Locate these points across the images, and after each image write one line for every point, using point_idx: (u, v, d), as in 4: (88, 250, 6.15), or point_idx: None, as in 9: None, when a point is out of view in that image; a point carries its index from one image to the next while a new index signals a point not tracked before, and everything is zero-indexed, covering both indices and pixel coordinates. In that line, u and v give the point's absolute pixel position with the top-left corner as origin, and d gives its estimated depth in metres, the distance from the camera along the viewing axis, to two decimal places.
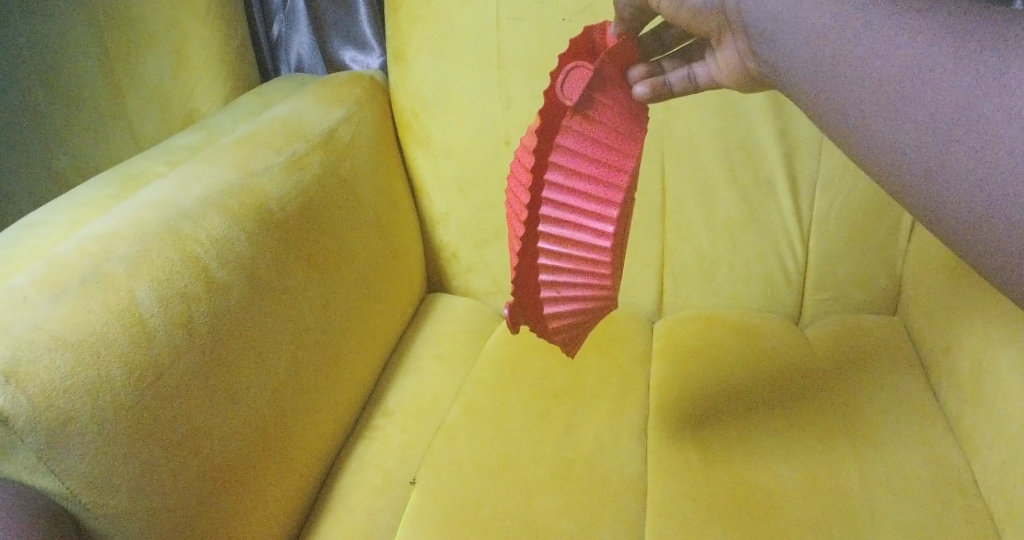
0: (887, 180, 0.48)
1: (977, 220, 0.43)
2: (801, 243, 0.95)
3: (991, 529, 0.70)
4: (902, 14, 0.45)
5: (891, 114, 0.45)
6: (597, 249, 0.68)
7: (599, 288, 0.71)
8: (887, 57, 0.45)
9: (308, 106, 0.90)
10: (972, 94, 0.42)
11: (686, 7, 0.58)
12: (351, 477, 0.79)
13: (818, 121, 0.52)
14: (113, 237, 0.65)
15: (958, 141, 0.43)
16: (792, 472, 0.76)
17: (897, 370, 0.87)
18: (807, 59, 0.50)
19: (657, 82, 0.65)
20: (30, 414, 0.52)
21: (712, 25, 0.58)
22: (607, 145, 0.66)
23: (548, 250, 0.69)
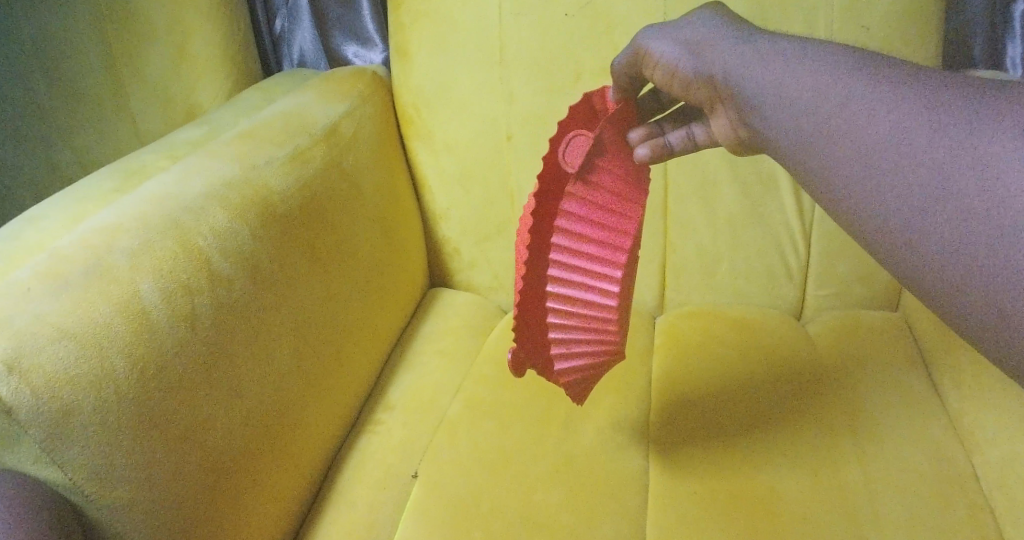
0: (874, 247, 0.48)
1: (957, 287, 0.43)
2: (803, 239, 0.95)
3: (992, 526, 0.71)
4: (883, 90, 0.48)
5: (871, 184, 0.47)
6: (604, 307, 0.70)
7: (606, 341, 0.72)
8: (866, 132, 0.48)
9: (310, 101, 0.90)
10: (943, 164, 0.44)
11: (678, 79, 0.63)
12: (353, 470, 0.79)
13: (810, 190, 0.54)
14: (116, 230, 0.65)
15: (937, 208, 0.44)
16: (794, 468, 0.76)
17: (898, 364, 0.87)
18: (797, 130, 0.53)
19: (657, 144, 0.68)
20: (34, 405, 0.53)
21: (705, 93, 0.62)
22: (610, 208, 0.67)
23: (556, 307, 0.71)
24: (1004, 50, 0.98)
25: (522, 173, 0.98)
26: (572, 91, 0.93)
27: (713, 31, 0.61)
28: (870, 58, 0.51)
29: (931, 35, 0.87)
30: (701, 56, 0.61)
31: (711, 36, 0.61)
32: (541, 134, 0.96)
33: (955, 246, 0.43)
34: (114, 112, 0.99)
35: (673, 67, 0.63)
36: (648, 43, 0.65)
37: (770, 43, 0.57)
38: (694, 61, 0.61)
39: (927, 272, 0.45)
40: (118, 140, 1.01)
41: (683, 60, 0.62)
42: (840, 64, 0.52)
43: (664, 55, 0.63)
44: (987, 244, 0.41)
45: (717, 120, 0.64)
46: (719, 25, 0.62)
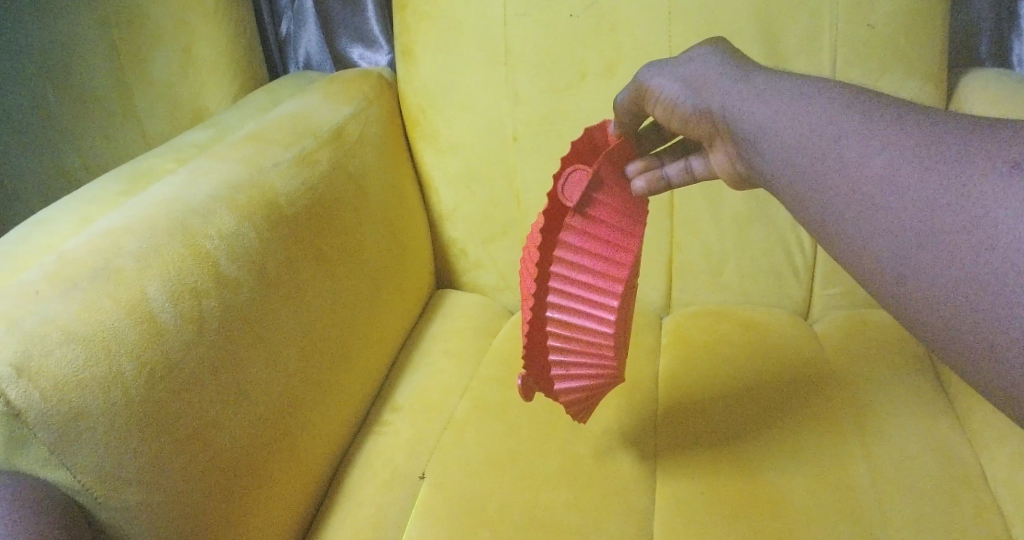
0: (866, 281, 0.48)
1: (951, 324, 0.43)
2: (810, 237, 0.95)
3: (1002, 525, 0.70)
4: (874, 127, 0.48)
5: (864, 221, 0.47)
6: (601, 334, 0.70)
7: (604, 366, 0.72)
8: (859, 170, 0.48)
9: (316, 103, 0.91)
10: (937, 203, 0.44)
11: (678, 115, 0.64)
12: (361, 471, 0.79)
13: (803, 225, 0.53)
14: (124, 233, 0.66)
15: (929, 246, 0.44)
16: (802, 468, 0.76)
17: (907, 363, 0.87)
18: (790, 166, 0.53)
19: (654, 176, 0.68)
20: (43, 407, 0.53)
21: (704, 129, 0.63)
22: (608, 240, 0.68)
23: (555, 333, 0.71)
24: (1010, 47, 0.97)
25: (528, 174, 0.98)
26: (577, 91, 0.93)
27: (709, 67, 0.62)
28: (863, 95, 0.51)
29: (937, 32, 0.87)
30: (699, 92, 0.61)
31: (707, 72, 0.62)
32: (547, 134, 0.96)
33: (949, 284, 0.43)
34: (122, 115, 1.00)
35: (672, 103, 0.64)
36: (649, 79, 0.65)
37: (766, 80, 0.57)
38: (692, 98, 0.62)
39: (922, 308, 0.45)
40: (126, 143, 1.01)
41: (682, 96, 0.63)
42: (833, 101, 0.51)
43: (664, 91, 0.64)
44: (980, 285, 0.42)
45: (715, 154, 0.65)
46: (716, 61, 0.62)
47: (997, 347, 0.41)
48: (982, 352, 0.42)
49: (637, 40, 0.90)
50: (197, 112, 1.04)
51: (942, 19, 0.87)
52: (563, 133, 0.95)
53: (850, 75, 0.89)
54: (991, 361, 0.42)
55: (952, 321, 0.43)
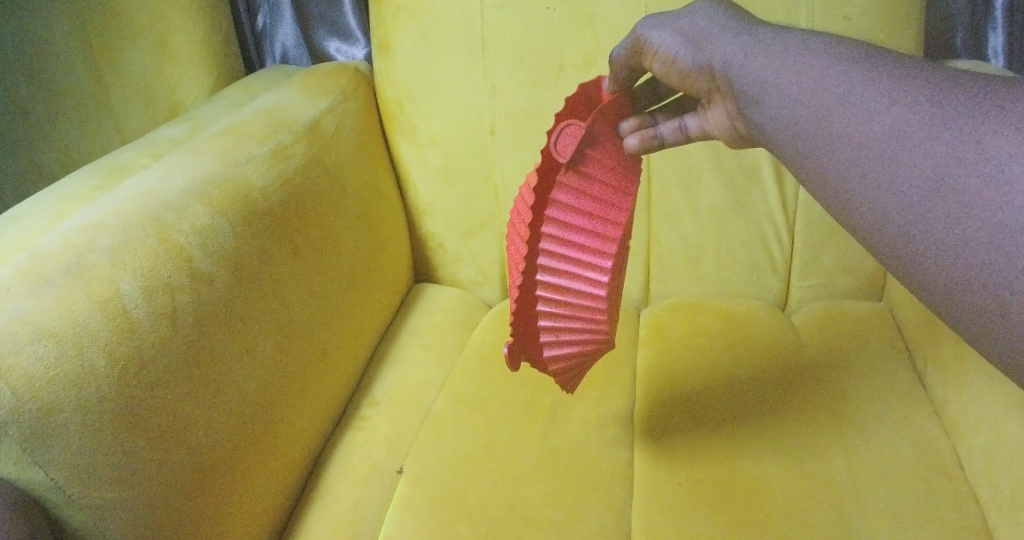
0: (868, 241, 0.49)
1: (954, 286, 0.43)
2: (787, 230, 0.96)
3: (976, 513, 0.71)
4: (881, 84, 0.49)
5: (868, 179, 0.48)
6: (593, 298, 0.70)
7: (595, 332, 0.72)
8: (867, 126, 0.48)
9: (292, 97, 0.90)
10: (944, 159, 0.44)
11: (676, 69, 0.64)
12: (339, 466, 0.79)
13: (806, 186, 0.54)
14: (97, 229, 0.65)
15: (934, 205, 0.44)
16: (780, 458, 0.76)
17: (882, 354, 0.87)
18: (795, 122, 0.54)
19: (648, 135, 0.68)
20: (14, 406, 0.53)
21: (702, 84, 0.63)
22: (601, 198, 0.68)
23: (546, 297, 0.71)
24: (986, 40, 0.98)
25: (506, 167, 0.98)
26: (555, 84, 0.93)
27: (712, 24, 0.62)
28: (870, 54, 0.52)
29: (912, 25, 0.87)
30: (700, 49, 0.62)
31: (709, 28, 0.62)
32: (525, 128, 0.96)
33: (955, 245, 0.43)
34: (96, 112, 0.99)
35: (671, 58, 0.63)
36: (647, 33, 0.65)
37: (770, 39, 0.58)
38: (693, 52, 0.62)
39: (924, 270, 0.45)
40: (100, 140, 1.00)
41: (682, 51, 0.63)
42: (839, 59, 0.52)
43: (663, 45, 0.64)
44: (986, 244, 0.41)
45: (715, 111, 0.65)
46: (718, 18, 0.62)
47: (1004, 307, 0.41)
48: (988, 315, 0.42)
49: (613, 33, 0.90)
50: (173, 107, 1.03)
51: (917, 12, 0.87)
52: (541, 126, 0.95)
53: None
54: (999, 322, 0.42)
55: (954, 284, 0.43)
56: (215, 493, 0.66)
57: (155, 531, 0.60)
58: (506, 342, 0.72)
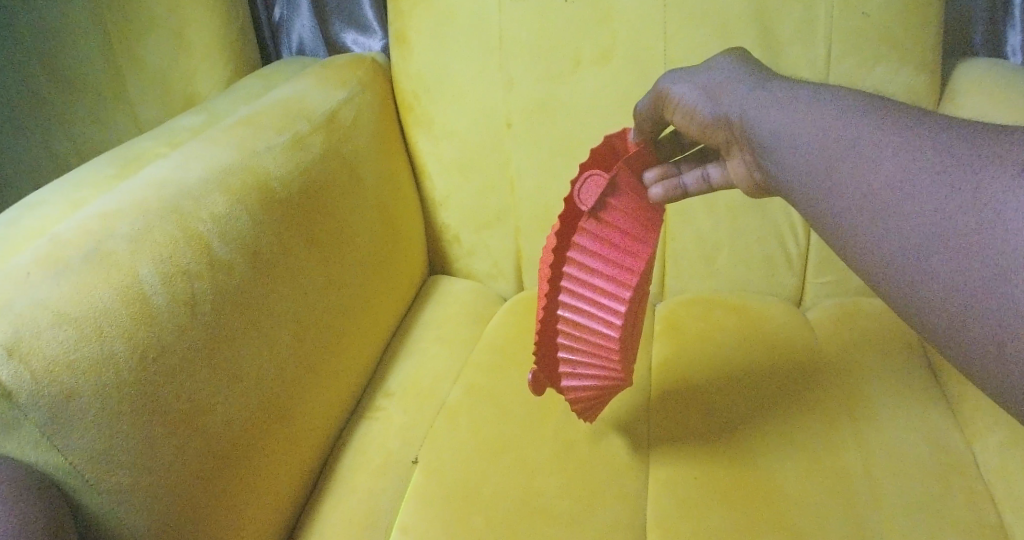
0: (875, 287, 0.49)
1: (957, 330, 0.44)
2: (803, 227, 0.95)
3: (992, 512, 0.71)
4: (887, 133, 0.49)
5: (875, 224, 0.48)
6: (609, 338, 0.70)
7: (610, 369, 0.72)
8: (873, 174, 0.49)
9: (310, 88, 0.90)
10: (945, 205, 0.44)
11: (697, 122, 0.66)
12: (354, 456, 0.79)
13: (815, 229, 0.54)
14: (116, 216, 0.65)
15: (936, 251, 0.44)
16: (795, 454, 0.76)
17: (897, 350, 0.87)
18: (805, 170, 0.54)
19: (671, 184, 0.70)
20: (34, 390, 0.53)
21: (720, 136, 0.65)
22: (620, 246, 0.69)
23: (565, 332, 0.72)
24: (1005, 38, 0.97)
25: (521, 160, 0.98)
26: (572, 78, 0.93)
27: (730, 76, 0.64)
28: (876, 103, 0.52)
29: (933, 19, 0.86)
30: (718, 101, 0.63)
31: (729, 82, 0.63)
32: (541, 120, 0.96)
33: (956, 289, 0.43)
34: (114, 103, 1.00)
35: (693, 111, 0.65)
36: (667, 85, 0.67)
37: (784, 90, 0.59)
38: (711, 105, 0.64)
39: (932, 315, 0.45)
40: (117, 130, 1.01)
41: (702, 104, 0.64)
42: (847, 108, 0.53)
43: (685, 99, 0.66)
44: (986, 289, 0.42)
45: (734, 161, 0.66)
46: (737, 71, 0.64)
47: (1004, 350, 0.41)
48: (988, 357, 0.42)
49: (632, 28, 0.90)
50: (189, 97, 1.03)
51: (938, 8, 0.86)
52: (557, 119, 0.95)
53: (845, 65, 0.88)
54: (998, 363, 0.42)
55: (957, 325, 0.43)
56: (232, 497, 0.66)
57: (171, 527, 0.60)
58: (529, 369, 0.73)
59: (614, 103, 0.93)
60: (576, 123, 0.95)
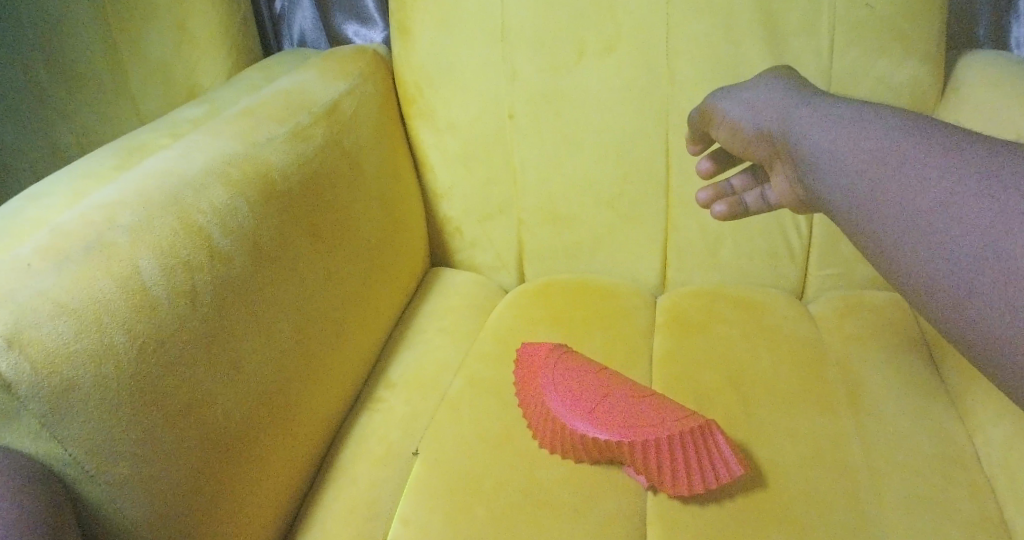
0: (915, 302, 0.53)
1: (999, 348, 0.47)
2: (806, 219, 0.95)
3: (993, 505, 0.71)
4: (932, 156, 0.53)
5: (919, 242, 0.52)
6: (629, 423, 0.74)
7: (633, 441, 0.73)
8: (918, 195, 0.52)
9: (311, 79, 0.90)
10: (990, 229, 0.48)
11: (740, 137, 0.72)
12: (355, 449, 0.79)
13: (857, 245, 0.58)
14: (117, 207, 0.65)
15: (980, 272, 0.48)
16: (797, 446, 0.76)
17: (899, 343, 0.87)
18: (848, 188, 0.58)
19: (733, 203, 0.80)
20: (33, 381, 0.53)
21: (762, 151, 0.70)
22: (635, 423, 0.74)
23: (581, 415, 0.76)
24: (1009, 30, 0.97)
25: (523, 152, 0.98)
26: (574, 69, 0.93)
27: (777, 97, 0.69)
28: (918, 125, 0.56)
29: (937, 11, 0.86)
30: (762, 119, 0.69)
31: (776, 101, 0.69)
32: (544, 112, 0.95)
33: (1001, 309, 0.47)
34: (116, 94, 1.00)
35: (738, 127, 0.72)
36: (718, 105, 0.75)
37: (829, 110, 0.63)
38: (755, 121, 0.70)
39: (974, 332, 0.48)
40: (119, 121, 1.01)
41: (747, 121, 0.71)
42: (893, 130, 0.57)
43: (731, 115, 0.73)
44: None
45: (777, 178, 0.71)
46: (782, 92, 0.69)
47: None
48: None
49: (635, 19, 0.90)
50: None
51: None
52: (559, 112, 0.95)
53: (849, 57, 0.87)
54: None
55: (998, 344, 0.47)
56: (235, 488, 0.66)
57: (174, 519, 0.60)
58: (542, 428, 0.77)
59: (616, 95, 0.93)
60: (578, 115, 0.95)
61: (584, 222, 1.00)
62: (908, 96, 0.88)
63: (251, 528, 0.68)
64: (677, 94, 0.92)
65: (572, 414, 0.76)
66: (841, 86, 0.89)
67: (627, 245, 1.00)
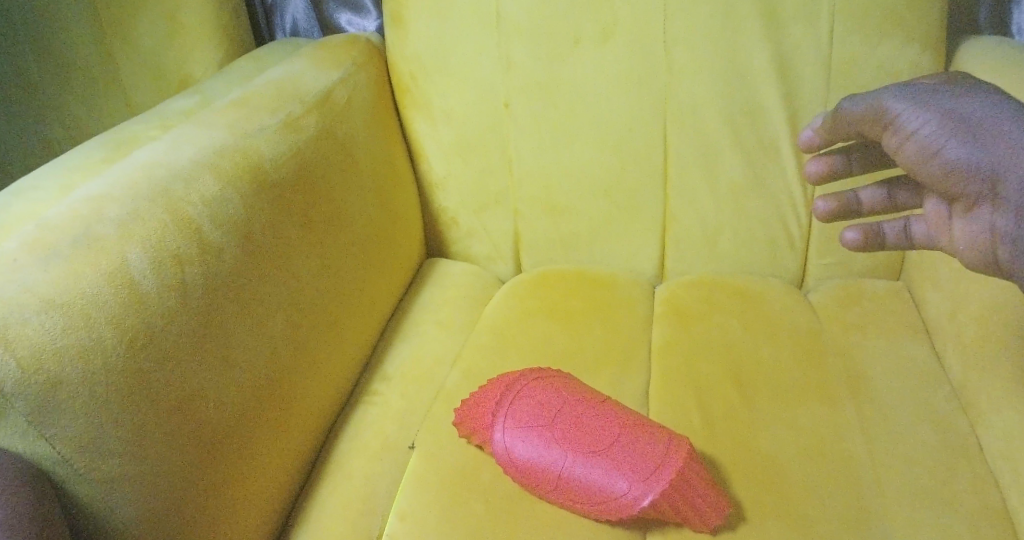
0: None
1: None
2: (806, 207, 0.93)
3: (996, 497, 0.70)
4: None
5: None
6: (601, 471, 0.67)
7: (610, 493, 0.66)
8: None
9: (304, 68, 0.89)
10: None
11: (937, 161, 0.60)
12: (350, 442, 0.79)
13: None
14: (105, 200, 0.64)
15: None
16: (796, 438, 0.75)
17: (899, 333, 0.86)
18: None
19: (870, 232, 0.71)
20: (19, 378, 0.52)
21: (963, 183, 0.60)
22: (606, 468, 0.67)
23: (546, 457, 0.69)
24: (1010, 16, 0.95)
25: (518, 142, 0.96)
26: (570, 57, 0.91)
27: (999, 120, 0.58)
28: None
29: None
30: (981, 148, 0.58)
31: (1000, 128, 0.58)
32: (540, 101, 0.94)
33: None
34: (107, 85, 0.98)
35: (936, 148, 0.60)
36: (902, 111, 0.62)
37: None
38: (969, 148, 0.58)
39: None
40: (110, 112, 0.99)
41: (954, 144, 0.59)
42: None
43: (930, 131, 0.60)
44: None
45: (968, 217, 0.61)
46: (1004, 115, 0.58)
47: None
48: None
49: (631, 5, 0.88)
50: (182, 80, 1.02)
51: None
52: (555, 100, 0.94)
53: (850, 43, 0.86)
54: None
55: None
56: (228, 483, 0.65)
57: (166, 515, 0.59)
58: (507, 467, 0.71)
59: (613, 83, 0.92)
60: (574, 103, 0.93)
61: (581, 212, 0.99)
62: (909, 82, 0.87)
63: (246, 523, 0.67)
64: (675, 82, 0.90)
65: (534, 459, 0.69)
66: (842, 73, 0.87)
67: (624, 234, 0.99)
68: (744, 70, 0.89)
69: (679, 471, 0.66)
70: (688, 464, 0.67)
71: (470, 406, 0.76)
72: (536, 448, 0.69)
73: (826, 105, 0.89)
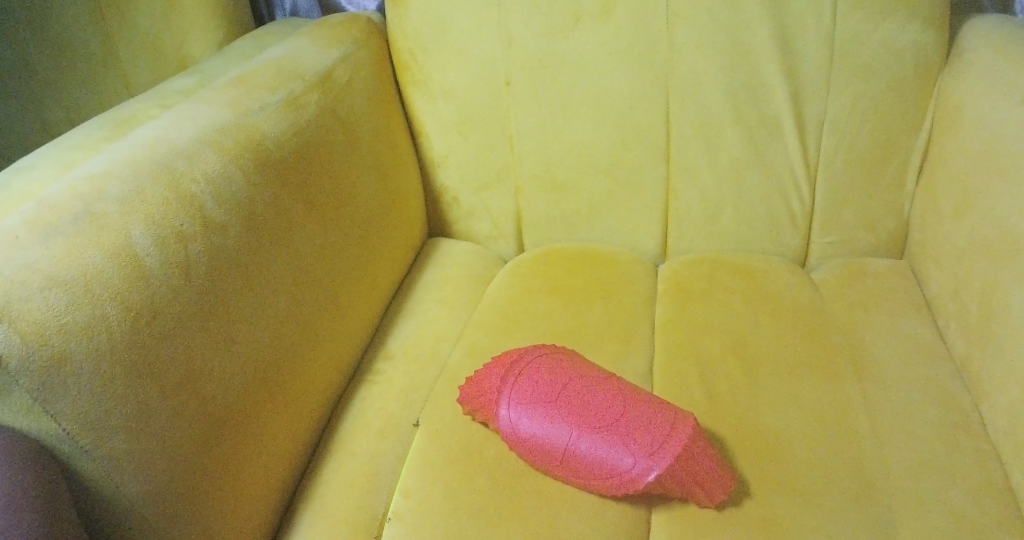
0: None
1: None
2: (809, 185, 0.93)
3: (998, 472, 0.70)
4: None
5: None
6: (607, 446, 0.67)
7: (616, 467, 0.66)
8: None
9: (303, 46, 0.88)
10: None
11: None
12: (353, 420, 0.79)
13: None
14: (106, 177, 0.64)
15: None
16: (799, 413, 0.75)
17: (901, 311, 0.86)
18: None
19: None
20: (23, 355, 0.52)
21: None
22: (612, 443, 0.67)
23: (550, 433, 0.68)
24: None
25: (519, 121, 0.96)
26: (570, 34, 0.91)
27: None
28: None
29: None
30: None
31: None
32: (542, 79, 0.94)
33: None
34: (106, 67, 0.98)
35: None
36: None
37: None
38: None
39: None
40: (110, 93, 0.99)
41: None
42: None
43: None
44: None
45: None
46: None
47: None
48: None
49: None
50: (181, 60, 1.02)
51: None
52: (557, 78, 0.93)
53: (853, 18, 0.86)
54: None
55: None
56: (234, 459, 0.65)
57: (173, 492, 0.59)
58: (512, 444, 0.71)
59: (614, 60, 0.91)
60: (576, 81, 0.93)
61: (583, 191, 0.98)
62: (912, 58, 0.86)
63: (251, 500, 0.67)
64: (677, 58, 0.90)
65: (538, 435, 0.69)
66: (845, 48, 0.87)
67: (626, 213, 0.98)
68: (747, 46, 0.88)
69: (685, 447, 0.66)
70: (694, 438, 0.66)
71: (475, 383, 0.75)
72: (541, 424, 0.69)
73: (829, 82, 0.89)
